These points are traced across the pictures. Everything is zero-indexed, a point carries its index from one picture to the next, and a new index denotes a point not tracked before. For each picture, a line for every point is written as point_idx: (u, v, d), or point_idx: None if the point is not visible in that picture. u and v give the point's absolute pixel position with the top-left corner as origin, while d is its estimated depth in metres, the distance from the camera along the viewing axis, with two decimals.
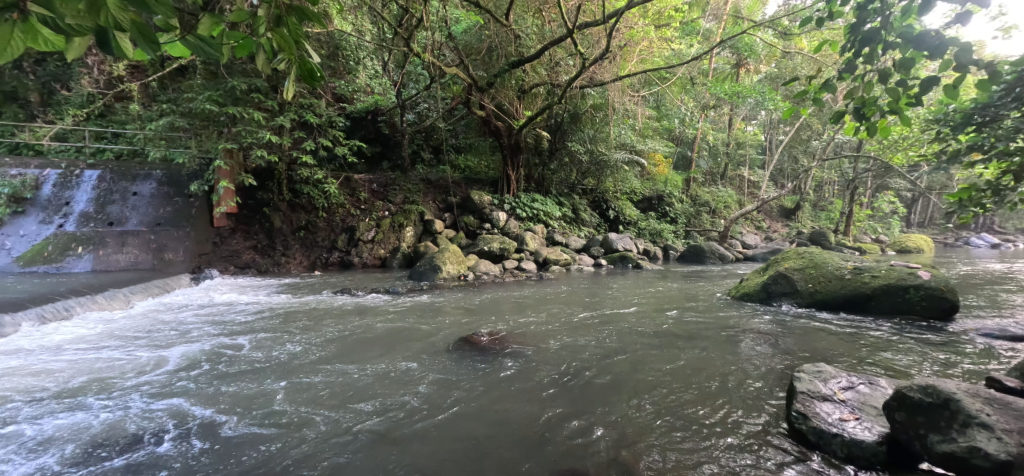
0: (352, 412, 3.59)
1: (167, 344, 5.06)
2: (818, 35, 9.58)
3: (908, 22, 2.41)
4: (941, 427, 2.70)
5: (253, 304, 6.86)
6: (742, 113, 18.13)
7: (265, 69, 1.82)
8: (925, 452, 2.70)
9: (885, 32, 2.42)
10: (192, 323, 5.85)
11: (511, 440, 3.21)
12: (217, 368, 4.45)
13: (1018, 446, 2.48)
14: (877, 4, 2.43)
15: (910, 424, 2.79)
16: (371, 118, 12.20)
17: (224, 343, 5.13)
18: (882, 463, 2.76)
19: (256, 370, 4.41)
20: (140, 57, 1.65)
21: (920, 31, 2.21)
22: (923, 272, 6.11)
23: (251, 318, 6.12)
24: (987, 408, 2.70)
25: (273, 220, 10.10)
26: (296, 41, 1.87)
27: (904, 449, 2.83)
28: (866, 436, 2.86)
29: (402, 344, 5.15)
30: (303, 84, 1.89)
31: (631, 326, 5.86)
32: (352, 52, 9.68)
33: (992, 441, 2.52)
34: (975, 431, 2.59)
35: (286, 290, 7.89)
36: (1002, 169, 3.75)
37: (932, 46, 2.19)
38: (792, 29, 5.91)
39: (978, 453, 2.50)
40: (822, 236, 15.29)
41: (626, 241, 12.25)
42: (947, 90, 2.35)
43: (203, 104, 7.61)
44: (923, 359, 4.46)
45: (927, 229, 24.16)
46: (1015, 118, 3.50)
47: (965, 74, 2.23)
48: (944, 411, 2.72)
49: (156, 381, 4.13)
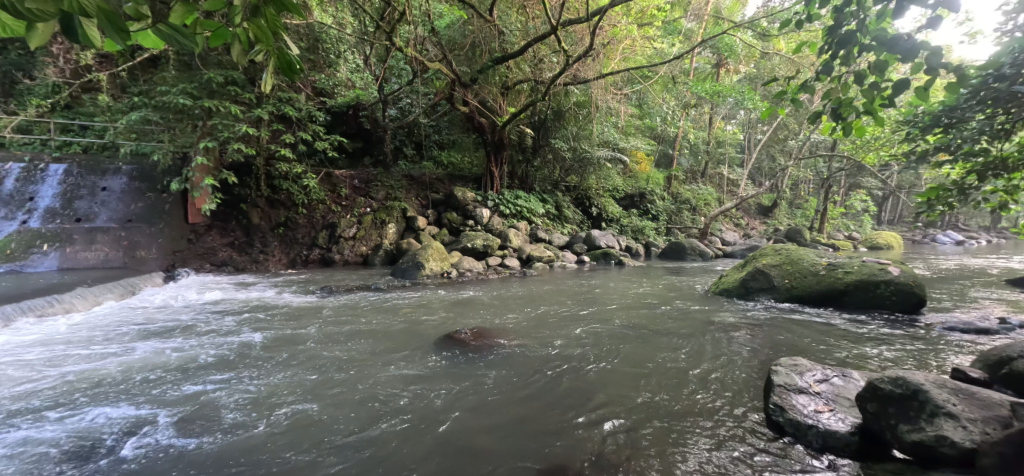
0: (336, 409, 3.56)
1: (144, 343, 4.91)
2: (796, 37, 9.78)
3: (883, 25, 2.49)
4: (910, 417, 2.80)
5: (231, 303, 6.69)
6: (722, 113, 18.44)
7: (242, 60, 1.78)
8: (896, 441, 2.80)
9: (861, 34, 2.50)
10: (169, 322, 5.69)
11: (497, 434, 3.22)
12: (196, 366, 4.33)
13: (981, 435, 2.61)
14: (854, 6, 2.50)
15: (882, 414, 2.90)
16: (352, 112, 12.02)
17: (204, 341, 5.01)
18: (854, 452, 2.86)
19: (238, 367, 4.33)
20: (108, 47, 1.60)
21: (894, 35, 2.29)
22: (893, 268, 6.33)
23: (232, 317, 5.99)
24: (953, 398, 2.82)
25: (251, 216, 9.88)
26: (274, 31, 1.85)
27: (875, 439, 2.94)
28: (839, 427, 2.96)
29: (386, 341, 5.10)
30: (282, 76, 1.88)
31: (614, 322, 5.94)
32: (332, 45, 9.47)
33: (958, 430, 2.65)
34: (942, 420, 2.71)
35: (266, 288, 7.75)
36: (966, 169, 3.94)
37: (906, 49, 2.28)
38: (771, 30, 6.00)
39: (945, 442, 2.63)
40: (798, 233, 15.68)
41: (609, 238, 12.35)
42: (919, 92, 2.43)
43: (176, 97, 7.35)
44: (895, 352, 4.63)
45: (897, 228, 24.98)
46: (980, 120, 3.66)
47: (936, 77, 2.32)
48: (914, 402, 2.83)
49: (133, 381, 4.00)
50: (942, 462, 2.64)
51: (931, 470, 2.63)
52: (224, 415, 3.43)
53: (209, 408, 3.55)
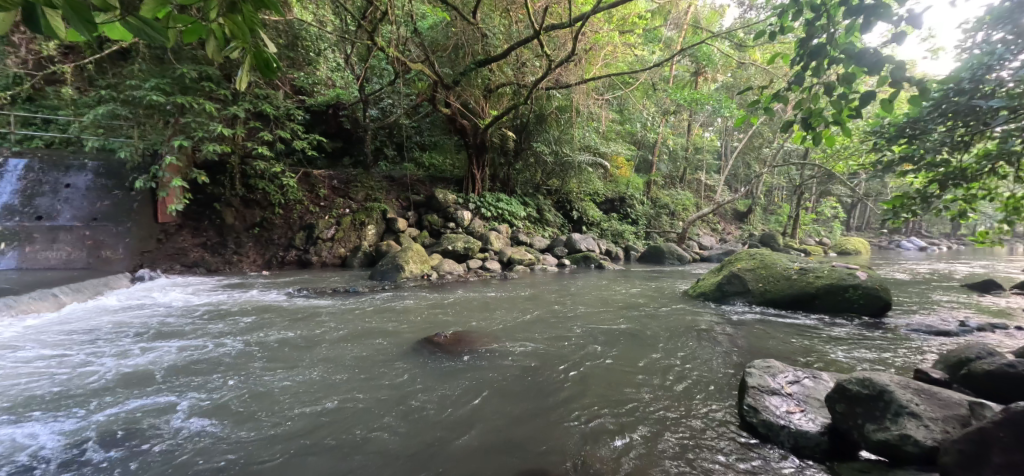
0: (312, 413, 3.49)
1: (111, 347, 4.73)
2: (771, 48, 10.04)
3: (851, 39, 2.59)
4: (877, 417, 2.91)
5: (203, 305, 6.49)
6: (700, 120, 18.79)
7: (216, 56, 1.79)
8: (863, 440, 2.90)
9: (831, 47, 2.60)
10: (136, 325, 5.48)
11: (477, 438, 3.21)
12: (163, 371, 4.17)
13: (942, 433, 2.74)
14: (824, 20, 2.61)
15: (850, 414, 3.00)
16: (332, 112, 11.84)
17: (171, 344, 4.85)
18: (824, 451, 2.95)
19: (209, 371, 4.21)
20: (75, 38, 1.57)
21: (862, 48, 2.39)
22: (861, 273, 6.58)
23: (204, 319, 5.79)
24: (916, 398, 2.95)
25: (224, 216, 9.60)
26: (251, 28, 1.86)
27: (844, 438, 3.04)
28: (810, 426, 3.06)
29: (367, 344, 5.03)
30: (258, 74, 1.89)
31: (596, 324, 6.00)
32: (312, 43, 9.25)
33: (920, 429, 2.77)
34: (906, 419, 2.83)
35: (240, 289, 7.57)
36: (929, 178, 4.15)
37: (871, 63, 2.38)
38: (749, 41, 6.14)
39: (908, 440, 2.74)
40: (772, 238, 16.16)
41: (589, 241, 12.46)
42: (884, 104, 2.53)
43: (146, 92, 7.07)
44: (863, 353, 4.81)
45: (864, 234, 25.93)
46: (941, 132, 3.93)
47: (900, 90, 2.42)
48: (880, 402, 2.95)
49: (96, 386, 3.83)
50: (906, 460, 2.75)
51: (896, 467, 2.74)
52: (195, 420, 3.34)
53: (177, 415, 3.42)
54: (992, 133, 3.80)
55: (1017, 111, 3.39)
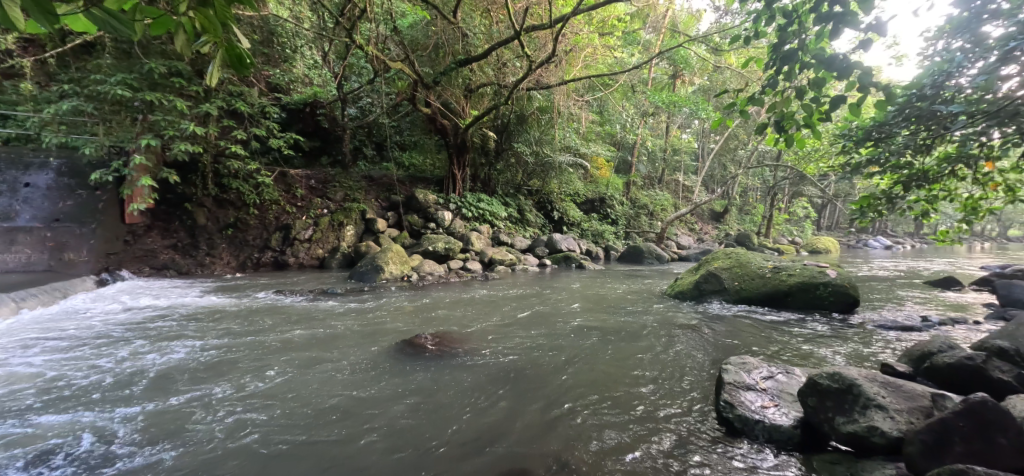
0: (289, 418, 3.41)
1: (78, 354, 4.53)
2: (746, 52, 10.27)
3: (821, 45, 2.67)
4: (846, 410, 3.02)
5: (174, 309, 6.27)
6: (678, 122, 19.09)
7: (186, 51, 1.76)
8: (833, 433, 2.99)
9: (802, 52, 2.68)
10: (106, 330, 5.29)
11: (457, 438, 3.20)
12: (137, 376, 4.04)
13: (906, 424, 2.86)
14: (796, 26, 2.69)
15: (821, 408, 3.10)
16: (308, 110, 11.61)
17: (144, 349, 4.71)
18: (797, 444, 3.04)
19: (184, 375, 4.10)
20: (33, 31, 1.52)
21: (832, 54, 2.48)
22: (831, 271, 6.82)
23: (176, 324, 5.58)
24: (882, 391, 3.08)
25: (196, 217, 9.30)
26: (223, 22, 1.84)
27: (815, 431, 3.13)
28: (783, 420, 3.15)
29: (348, 347, 4.94)
30: (230, 69, 1.88)
31: (578, 323, 6.06)
32: (288, 40, 9.02)
33: (886, 420, 2.88)
34: (873, 411, 2.94)
35: (212, 292, 7.35)
36: (894, 179, 4.36)
37: (841, 68, 2.47)
38: (724, 45, 6.25)
39: (876, 431, 2.84)
40: (747, 238, 16.61)
41: (570, 241, 12.55)
42: (852, 108, 2.63)
43: (113, 87, 6.77)
44: (833, 348, 4.99)
45: (834, 234, 26.84)
46: (904, 136, 4.11)
47: (867, 94, 2.52)
48: (848, 395, 3.06)
49: (64, 393, 3.67)
50: (873, 450, 2.86)
51: (864, 458, 2.84)
52: (176, 425, 3.26)
53: (155, 419, 3.33)
54: (953, 137, 3.98)
55: (976, 115, 3.57)
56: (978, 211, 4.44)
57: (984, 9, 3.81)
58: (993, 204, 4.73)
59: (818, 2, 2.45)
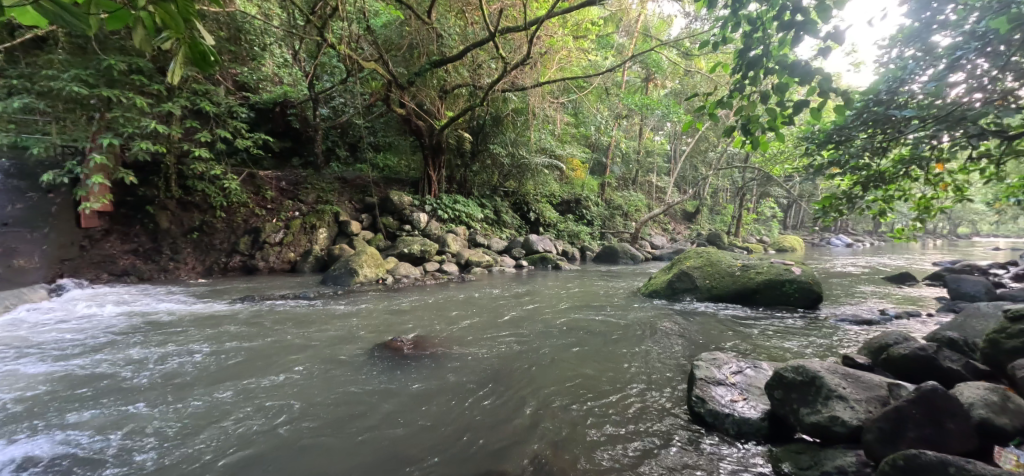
0: (258, 426, 3.33)
1: (42, 364, 4.34)
2: (715, 57, 10.57)
3: (783, 52, 2.78)
4: (809, 401, 3.14)
5: (138, 317, 6.02)
6: (651, 124, 19.49)
7: (147, 47, 1.75)
8: (798, 424, 3.11)
9: (766, 59, 2.78)
10: (67, 340, 5.06)
11: (432, 442, 3.18)
12: (109, 385, 3.92)
13: (865, 413, 2.99)
14: (760, 34, 2.79)
15: (787, 400, 3.22)
16: (278, 109, 11.31)
17: (112, 358, 4.55)
18: (765, 436, 3.15)
19: (156, 384, 3.98)
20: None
21: (794, 60, 2.60)
22: (796, 268, 7.09)
23: (143, 332, 5.38)
24: (843, 382, 3.22)
25: (159, 220, 8.91)
26: (184, 18, 1.84)
27: (782, 423, 3.25)
28: (751, 413, 3.27)
29: (322, 352, 4.82)
30: (193, 66, 1.87)
31: (557, 323, 6.11)
32: (257, 37, 8.74)
33: (847, 410, 3.01)
34: (835, 402, 3.06)
35: (179, 299, 7.03)
36: (853, 181, 4.57)
37: (803, 74, 2.58)
38: (693, 50, 6.41)
39: (837, 421, 2.96)
40: (717, 237, 17.15)
41: (547, 242, 12.63)
42: (813, 112, 2.75)
43: (69, 85, 6.30)
44: (799, 342, 5.20)
45: (799, 232, 27.91)
46: (862, 139, 4.34)
47: (827, 99, 2.64)
48: (811, 387, 3.18)
49: (32, 406, 3.54)
50: (834, 440, 2.98)
51: (826, 447, 2.96)
52: (168, 431, 3.26)
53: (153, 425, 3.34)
54: (908, 140, 4.20)
55: (927, 120, 3.80)
56: (930, 210, 4.73)
57: (934, 19, 4.04)
58: (944, 203, 5.02)
59: (780, 11, 2.55)
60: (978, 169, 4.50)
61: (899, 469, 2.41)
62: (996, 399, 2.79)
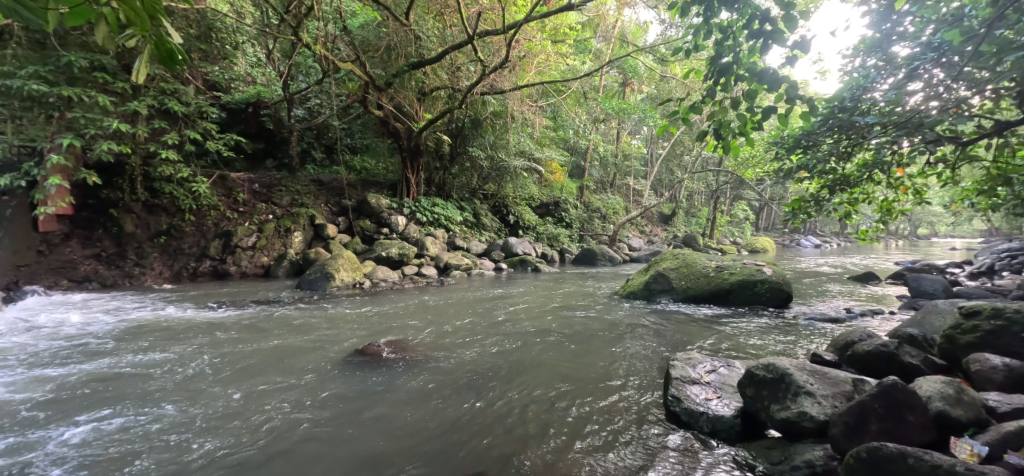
0: (231, 434, 3.23)
1: (11, 372, 4.18)
2: (690, 63, 10.82)
3: (753, 60, 2.89)
4: (779, 398, 3.23)
5: (106, 324, 5.78)
6: (628, 128, 19.79)
7: (111, 46, 1.75)
8: (769, 420, 3.20)
9: (737, 66, 2.89)
10: (31, 348, 4.85)
11: (410, 447, 3.15)
12: (65, 398, 3.69)
13: (832, 408, 3.09)
14: (731, 41, 2.89)
15: (757, 397, 3.32)
16: (251, 110, 11.04)
17: (65, 369, 4.26)
18: (738, 433, 3.23)
19: (124, 393, 3.82)
20: None
21: (763, 67, 2.70)
22: (767, 269, 7.31)
23: (112, 339, 5.19)
24: (811, 378, 3.33)
25: (124, 223, 8.56)
26: (150, 14, 1.83)
27: (755, 420, 3.34)
28: (725, 411, 3.34)
29: (298, 359, 4.68)
30: (160, 65, 1.87)
31: (537, 326, 6.13)
32: (229, 36, 8.52)
33: (814, 405, 3.11)
34: (803, 398, 3.16)
35: (148, 306, 6.74)
36: (820, 184, 4.79)
37: (771, 80, 2.69)
38: (668, 56, 6.54)
39: (806, 416, 3.06)
40: (693, 239, 17.54)
41: (526, 245, 12.65)
42: (781, 118, 2.86)
43: (27, 84, 5.90)
44: (772, 340, 5.36)
45: (771, 234, 28.75)
46: (828, 144, 4.54)
47: (794, 106, 2.74)
48: (781, 384, 3.28)
49: (17, 414, 3.43)
50: (803, 434, 3.07)
51: (795, 442, 3.05)
52: (153, 437, 3.18)
53: (156, 428, 3.30)
54: (870, 145, 4.38)
55: (888, 126, 4.00)
56: (891, 212, 4.96)
57: (893, 31, 4.26)
58: (905, 205, 5.27)
59: (749, 20, 2.66)
60: (935, 173, 4.75)
61: (863, 460, 2.50)
62: (951, 392, 2.93)
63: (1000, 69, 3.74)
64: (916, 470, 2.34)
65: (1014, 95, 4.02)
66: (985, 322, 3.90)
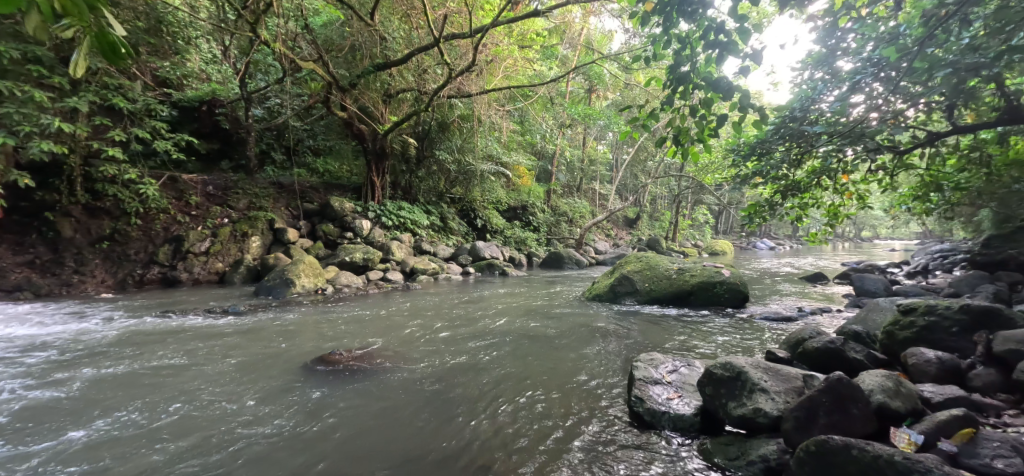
0: (183, 452, 3.07)
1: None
2: (653, 71, 11.16)
3: (709, 70, 3.00)
4: (736, 395, 3.36)
5: (48, 335, 5.39)
6: (593, 134, 20.19)
7: (44, 34, 1.64)
8: (727, 417, 3.32)
9: (694, 75, 2.99)
10: None
11: (375, 458, 3.06)
12: (50, 404, 3.63)
13: (784, 403, 3.23)
14: (688, 51, 2.99)
15: (716, 395, 3.43)
16: (204, 108, 10.55)
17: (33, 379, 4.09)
18: (697, 431, 3.32)
19: (104, 400, 3.72)
20: None
21: (717, 76, 2.80)
22: (725, 270, 7.61)
23: (54, 350, 4.84)
24: (765, 376, 3.47)
25: (61, 228, 7.92)
26: (91, 5, 1.74)
27: (713, 417, 3.45)
28: (685, 410, 3.44)
29: (254, 370, 4.45)
30: (101, 56, 1.77)
31: (505, 330, 6.11)
32: (180, 30, 8.12)
33: (768, 401, 3.24)
34: (758, 395, 3.29)
35: (92, 317, 6.26)
36: (774, 189, 5.04)
37: (725, 90, 2.79)
38: (631, 64, 6.72)
39: (760, 412, 3.19)
40: (656, 242, 18.03)
41: (493, 248, 12.63)
42: (735, 125, 2.97)
43: None
44: (730, 340, 5.56)
45: (729, 237, 29.93)
46: (781, 151, 4.82)
47: (747, 114, 2.86)
48: (738, 382, 3.41)
49: (40, 414, 3.48)
50: (758, 430, 3.19)
51: (751, 437, 3.17)
52: (116, 452, 3.04)
53: (146, 433, 3.26)
54: (818, 154, 4.63)
55: (835, 136, 4.26)
56: (838, 216, 5.27)
57: (837, 47, 4.56)
58: (849, 209, 5.61)
59: (706, 31, 2.75)
60: (876, 180, 5.09)
61: (812, 454, 2.61)
62: (891, 385, 3.12)
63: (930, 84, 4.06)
64: (859, 461, 2.48)
65: (944, 109, 4.37)
66: (920, 319, 4.21)
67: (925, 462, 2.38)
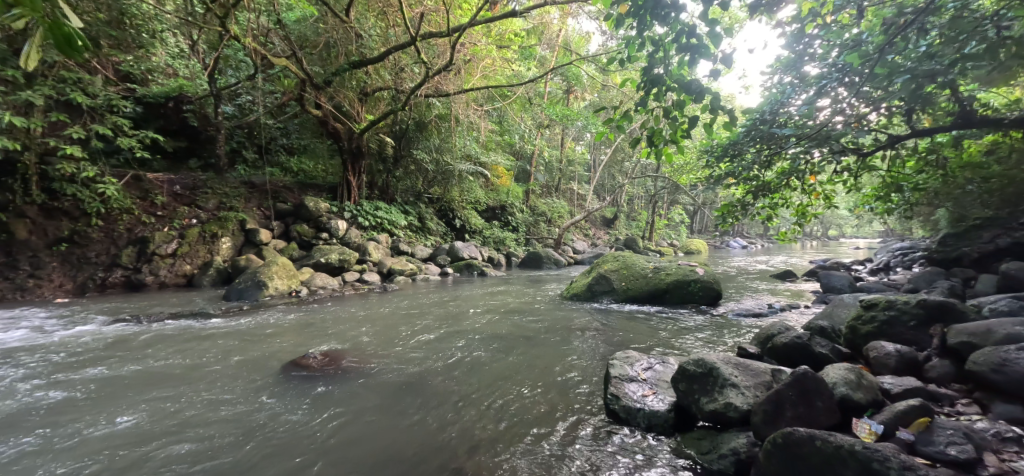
0: (150, 460, 2.98)
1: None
2: (630, 73, 11.31)
3: (681, 72, 3.06)
4: (709, 390, 3.44)
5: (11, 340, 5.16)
6: (571, 135, 20.35)
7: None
8: (699, 413, 3.39)
9: (667, 77, 3.05)
10: None
11: (349, 463, 3.01)
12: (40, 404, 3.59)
13: (753, 397, 3.33)
14: (661, 54, 3.04)
15: (689, 391, 3.51)
16: (171, 105, 10.18)
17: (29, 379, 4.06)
18: (671, 426, 3.40)
19: (85, 402, 3.65)
20: None
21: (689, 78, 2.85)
22: (700, 269, 7.79)
23: (15, 356, 4.63)
24: (735, 371, 3.56)
25: (15, 230, 7.45)
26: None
27: (685, 413, 3.53)
28: (659, 406, 3.50)
29: (224, 375, 4.31)
30: (59, 48, 1.66)
31: (485, 330, 6.11)
32: (144, 22, 7.80)
33: (738, 396, 3.33)
34: (729, 390, 3.38)
35: (54, 322, 5.94)
36: (746, 190, 5.19)
37: (697, 92, 2.84)
38: (607, 64, 6.76)
39: (731, 407, 3.27)
40: (633, 242, 18.31)
41: (472, 249, 12.58)
42: (706, 127, 3.02)
43: None
44: (704, 336, 5.70)
45: (703, 237, 30.63)
46: (752, 152, 4.99)
47: (717, 116, 2.91)
48: (710, 377, 3.49)
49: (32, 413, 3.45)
50: (729, 423, 3.27)
51: (722, 431, 3.25)
52: (86, 459, 2.95)
53: (129, 437, 3.20)
54: (787, 155, 4.80)
55: (803, 138, 4.43)
56: (805, 216, 5.46)
57: (804, 52, 4.72)
58: (816, 209, 5.82)
59: (679, 34, 2.81)
60: (842, 181, 5.29)
61: (778, 445, 2.70)
62: (853, 378, 3.25)
63: (891, 90, 4.24)
64: (822, 451, 2.57)
65: (904, 113, 4.59)
66: (880, 314, 4.41)
67: (881, 450, 2.49)
